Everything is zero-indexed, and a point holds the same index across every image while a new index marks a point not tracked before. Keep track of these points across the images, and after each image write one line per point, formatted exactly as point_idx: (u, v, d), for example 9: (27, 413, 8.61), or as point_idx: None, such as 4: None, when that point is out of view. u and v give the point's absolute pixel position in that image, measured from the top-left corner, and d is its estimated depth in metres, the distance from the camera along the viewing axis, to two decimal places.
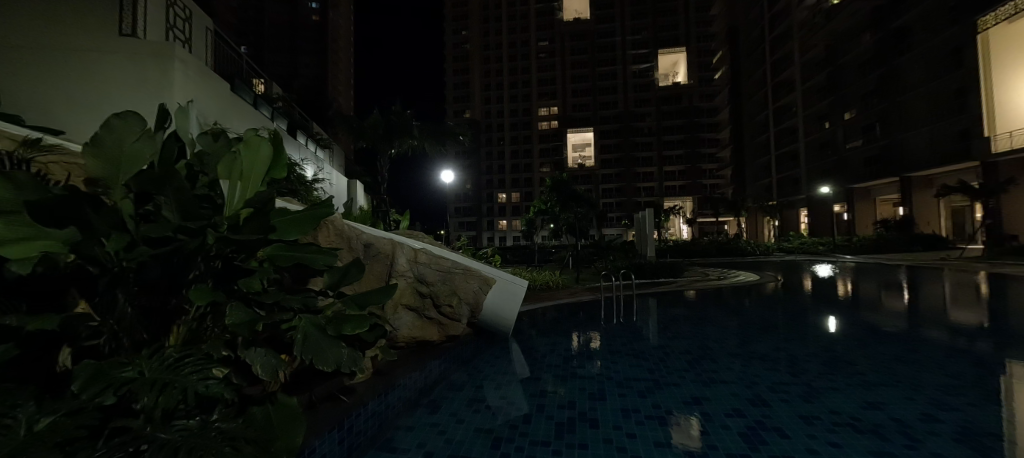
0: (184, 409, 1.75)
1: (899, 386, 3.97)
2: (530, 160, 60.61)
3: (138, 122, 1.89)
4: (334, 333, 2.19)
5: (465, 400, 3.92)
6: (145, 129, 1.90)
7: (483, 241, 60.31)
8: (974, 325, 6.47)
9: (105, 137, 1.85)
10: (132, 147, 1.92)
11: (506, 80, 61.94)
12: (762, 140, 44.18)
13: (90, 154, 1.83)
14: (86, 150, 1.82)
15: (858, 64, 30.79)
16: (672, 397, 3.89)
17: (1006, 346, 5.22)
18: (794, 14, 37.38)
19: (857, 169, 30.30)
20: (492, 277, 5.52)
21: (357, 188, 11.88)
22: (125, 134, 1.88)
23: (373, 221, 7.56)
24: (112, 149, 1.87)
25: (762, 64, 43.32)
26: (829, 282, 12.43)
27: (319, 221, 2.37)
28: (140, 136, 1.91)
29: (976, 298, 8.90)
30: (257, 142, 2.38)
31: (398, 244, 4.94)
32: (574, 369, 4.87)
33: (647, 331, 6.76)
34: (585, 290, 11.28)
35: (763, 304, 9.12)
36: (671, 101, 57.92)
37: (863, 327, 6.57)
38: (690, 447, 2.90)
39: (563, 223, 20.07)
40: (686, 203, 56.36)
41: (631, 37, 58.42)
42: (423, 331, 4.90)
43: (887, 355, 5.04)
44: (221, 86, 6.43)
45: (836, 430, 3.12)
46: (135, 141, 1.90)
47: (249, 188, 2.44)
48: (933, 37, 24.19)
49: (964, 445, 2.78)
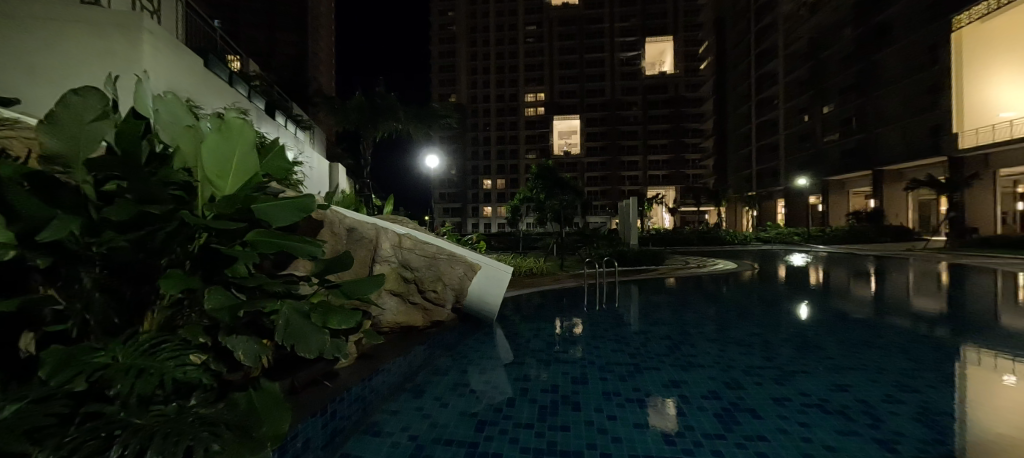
0: (160, 395, 1.67)
1: (864, 369, 4.20)
2: (516, 145, 60.11)
3: (91, 97, 1.76)
4: (321, 319, 2.18)
5: (450, 384, 3.96)
6: (102, 106, 1.80)
7: (467, 228, 60.15)
8: (936, 312, 6.83)
9: (54, 112, 1.72)
10: (87, 123, 1.80)
11: (493, 65, 61.07)
12: (744, 131, 45.03)
13: (42, 132, 1.73)
14: (43, 129, 1.74)
15: (837, 59, 31.31)
16: (653, 380, 4.02)
17: (961, 332, 5.55)
18: (779, 7, 37.90)
19: (834, 161, 31.10)
20: (478, 263, 5.51)
21: (338, 170, 11.86)
22: (85, 112, 1.77)
23: (357, 205, 7.46)
24: (67, 131, 1.78)
25: (747, 56, 43.92)
26: (802, 271, 12.91)
27: (303, 210, 2.30)
28: (99, 116, 1.81)
29: (937, 288, 9.33)
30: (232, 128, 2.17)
31: (382, 229, 4.86)
32: (557, 354, 4.95)
33: (629, 316, 6.96)
34: (569, 276, 11.48)
35: (739, 291, 9.45)
36: (658, 90, 58.23)
37: (831, 314, 6.89)
38: (666, 427, 3.03)
39: (549, 211, 20.25)
40: (669, 192, 57.11)
41: (620, 24, 58.22)
42: (408, 317, 4.96)
43: (854, 341, 5.28)
44: (193, 60, 6.12)
45: (805, 410, 3.28)
46: (92, 120, 1.80)
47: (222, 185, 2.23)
48: (911, 34, 24.66)
49: (922, 424, 2.97)
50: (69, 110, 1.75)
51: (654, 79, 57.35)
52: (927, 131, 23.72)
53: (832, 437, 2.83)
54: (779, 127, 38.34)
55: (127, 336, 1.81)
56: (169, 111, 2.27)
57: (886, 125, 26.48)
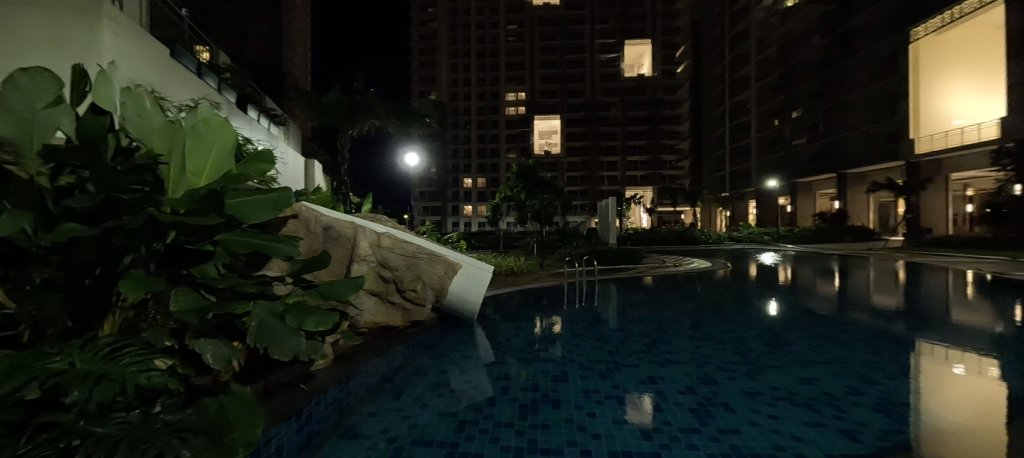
0: (121, 402, 1.57)
1: (829, 363, 4.39)
2: (496, 144, 60.01)
3: (45, 80, 1.69)
4: (297, 320, 2.12)
5: (431, 384, 3.92)
6: (57, 89, 1.72)
7: (447, 227, 59.68)
8: (893, 308, 7.24)
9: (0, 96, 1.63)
10: (39, 110, 1.71)
11: (474, 63, 60.76)
12: (718, 133, 46.38)
13: None
14: None
15: (804, 67, 32.67)
16: (631, 377, 4.08)
17: (916, 327, 5.89)
18: (752, 14, 39.16)
19: (802, 164, 32.42)
20: (458, 262, 5.52)
21: (315, 167, 11.57)
22: (36, 96, 1.69)
23: (332, 203, 7.25)
24: (18, 117, 1.68)
25: (721, 60, 45.23)
26: (771, 269, 13.43)
27: (278, 206, 2.25)
28: (54, 102, 1.73)
29: (894, 284, 9.90)
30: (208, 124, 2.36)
31: (360, 228, 4.80)
32: (537, 353, 4.98)
33: (607, 315, 7.07)
34: (549, 275, 11.57)
35: (712, 289, 9.76)
36: (636, 92, 59.27)
37: (798, 310, 7.20)
38: (644, 422, 3.09)
39: (530, 210, 20.35)
40: (647, 193, 58.28)
41: (599, 26, 58.94)
42: (386, 317, 4.88)
43: (819, 336, 5.52)
44: (158, 50, 5.84)
45: (775, 404, 3.40)
46: (47, 105, 1.72)
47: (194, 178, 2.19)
48: (873, 44, 25.93)
49: (883, 414, 3.13)
50: (22, 95, 1.67)
51: (632, 81, 58.36)
52: (886, 136, 25.00)
53: (802, 429, 2.95)
54: (752, 130, 39.66)
55: (83, 339, 1.70)
56: (135, 105, 2.13)
57: (849, 130, 27.77)
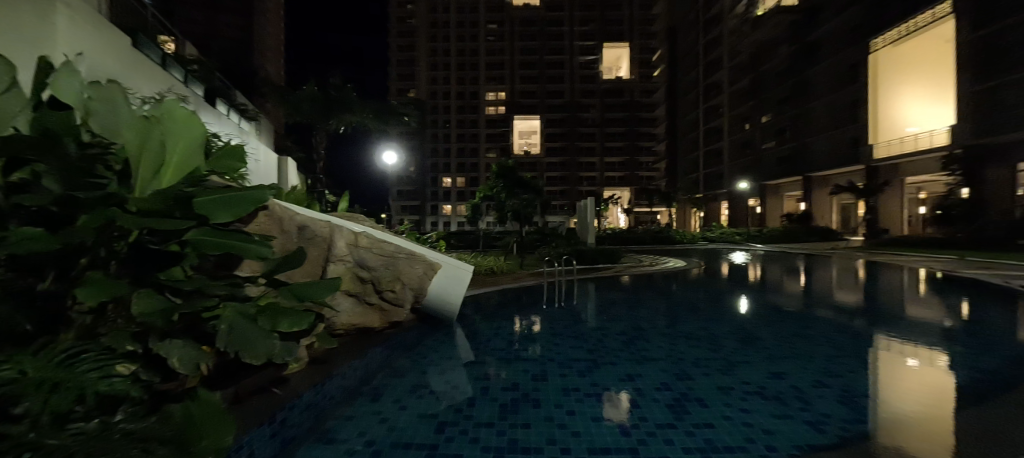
0: (78, 411, 1.46)
1: (796, 358, 4.60)
2: (476, 144, 59.78)
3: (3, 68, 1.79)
4: (270, 321, 2.06)
5: (409, 386, 3.87)
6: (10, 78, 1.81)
7: (426, 226, 59.04)
8: (854, 304, 7.64)
9: None
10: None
11: (453, 61, 60.39)
12: (693, 136, 47.72)
13: None
14: None
15: (773, 73, 34.02)
16: (609, 375, 4.16)
17: (874, 322, 6.24)
18: (725, 22, 40.49)
19: (770, 166, 33.75)
20: (438, 262, 5.43)
21: (289, 165, 11.24)
22: None
23: (308, 202, 7.05)
24: None
25: (696, 65, 46.54)
26: (742, 268, 13.95)
27: (249, 204, 2.15)
28: (9, 88, 1.82)
29: (855, 282, 10.45)
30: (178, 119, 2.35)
31: (336, 227, 4.69)
32: (517, 352, 5.00)
33: (586, 313, 7.17)
34: (529, 274, 11.63)
35: (687, 287, 10.05)
36: (614, 94, 60.25)
37: (767, 307, 7.51)
38: (621, 419, 3.14)
39: (509, 210, 20.37)
40: (624, 193, 59.34)
41: (579, 28, 59.65)
42: (363, 318, 4.89)
43: (787, 331, 5.77)
44: (119, 39, 5.55)
45: (746, 397, 3.53)
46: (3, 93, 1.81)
47: (163, 180, 2.24)
48: (836, 53, 27.23)
49: (845, 406, 3.30)
50: None
51: (610, 84, 59.30)
52: (848, 141, 26.35)
53: (770, 421, 3.08)
54: (724, 133, 40.97)
55: (33, 344, 1.58)
56: (104, 99, 2.10)
57: (814, 135, 29.10)
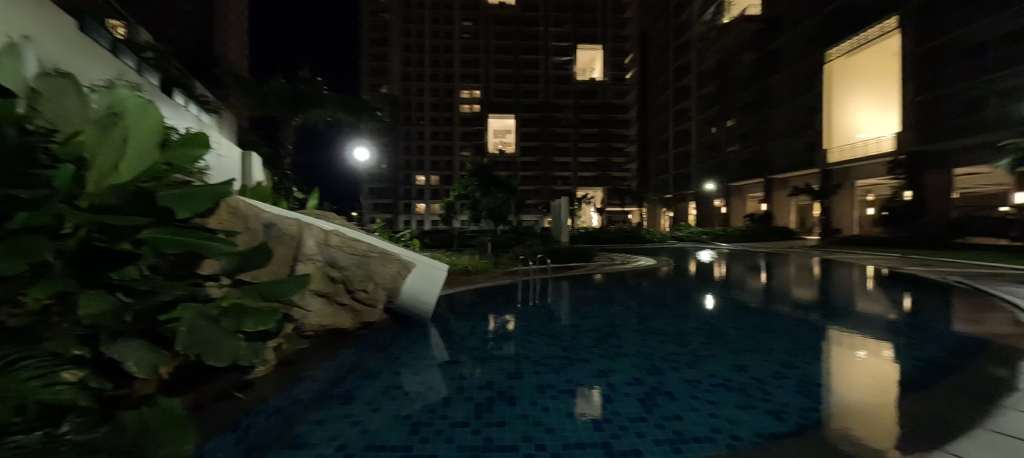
0: (17, 423, 1.33)
1: (758, 351, 4.83)
2: (450, 142, 59.19)
3: None
4: (233, 323, 1.97)
5: (382, 388, 3.79)
6: None
7: (399, 224, 57.89)
8: (810, 300, 8.08)
9: None
10: None
11: (427, 58, 59.54)
12: (663, 138, 49.09)
13: None
14: None
15: (737, 79, 35.51)
16: (583, 371, 4.23)
17: (828, 316, 6.64)
18: (693, 28, 41.88)
19: (735, 169, 35.21)
20: (411, 261, 5.52)
21: (254, 160, 10.78)
22: None
23: (273, 199, 6.76)
24: None
25: (666, 69, 47.89)
26: (708, 266, 14.49)
27: (211, 199, 2.02)
28: None
29: (811, 279, 11.07)
30: (134, 110, 2.16)
31: (306, 225, 4.74)
32: (492, 351, 4.99)
33: (560, 312, 7.25)
34: (503, 273, 11.63)
35: (656, 285, 10.34)
36: (588, 96, 61.16)
37: (731, 303, 7.84)
38: (594, 414, 3.20)
39: (484, 208, 20.28)
40: (597, 193, 60.36)
41: (553, 29, 60.14)
42: (334, 319, 4.88)
43: (750, 326, 6.04)
44: (63, 21, 5.14)
45: (712, 390, 3.69)
46: None
47: (120, 175, 2.05)
48: (796, 62, 28.71)
49: (804, 395, 3.49)
50: None
51: (584, 85, 60.16)
52: (805, 146, 27.89)
53: (735, 411, 3.22)
54: (693, 136, 42.41)
55: None
56: (57, 92, 2.03)
57: (775, 140, 30.59)
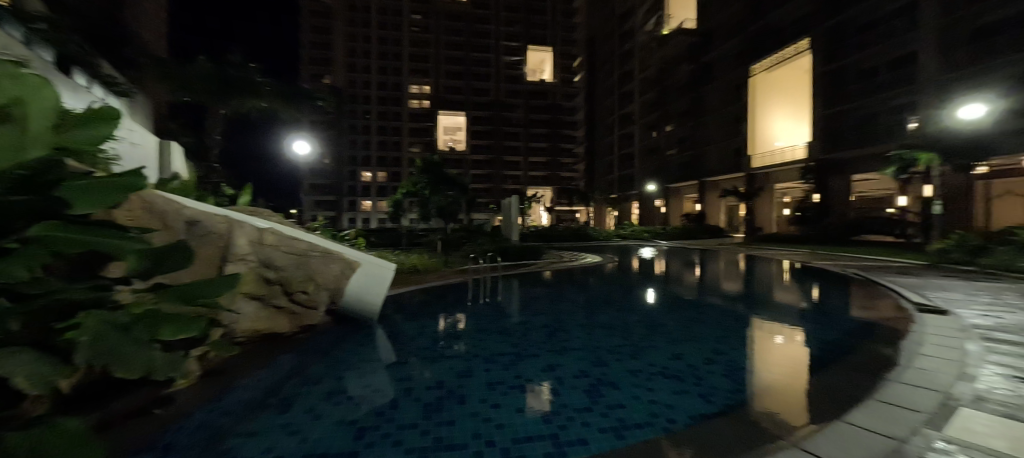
0: None
1: (691, 340, 5.22)
2: (399, 137, 57.40)
3: None
4: (147, 331, 1.76)
5: (324, 393, 3.62)
6: None
7: (343, 223, 54.98)
8: (737, 292, 8.86)
9: None
10: None
11: (374, 49, 57.33)
12: (609, 140, 51.19)
13: None
14: None
15: (675, 87, 37.98)
16: (532, 367, 4.30)
17: (752, 307, 7.31)
18: (636, 36, 44.14)
19: (673, 171, 37.60)
20: (356, 260, 5.29)
21: (174, 151, 9.79)
22: None
23: (198, 194, 6.17)
24: None
25: (611, 74, 50.02)
26: (648, 262, 15.37)
27: (123, 190, 1.77)
28: None
29: (737, 273, 12.15)
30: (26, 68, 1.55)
31: (238, 223, 4.44)
32: (442, 351, 4.92)
33: (510, 309, 7.33)
34: (453, 272, 11.52)
35: (601, 281, 10.81)
36: (538, 96, 62.20)
37: (670, 297, 8.38)
38: (543, 409, 3.27)
39: (433, 206, 19.95)
40: (547, 192, 61.63)
41: (504, 29, 60.45)
42: (270, 323, 4.66)
43: (686, 318, 6.51)
44: None
45: (652, 378, 3.92)
46: None
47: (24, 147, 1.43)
48: (726, 74, 31.25)
49: (729, 378, 3.84)
50: None
51: (534, 86, 61.08)
52: (733, 152, 30.50)
53: (671, 397, 3.46)
54: (636, 139, 44.72)
55: None
56: None
57: (708, 145, 33.13)
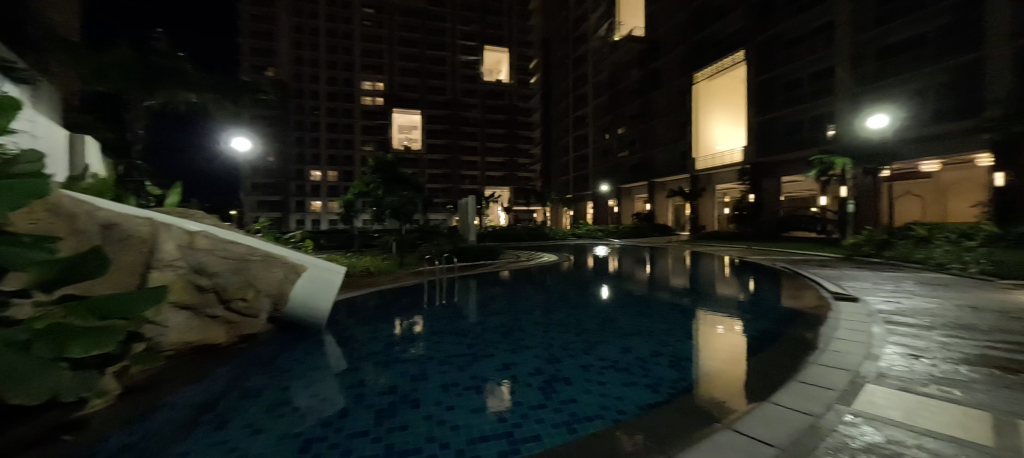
0: None
1: (640, 333, 5.49)
2: (350, 135, 55.14)
3: None
4: (54, 349, 1.59)
5: (267, 405, 3.41)
6: None
7: (290, 224, 51.85)
8: (683, 287, 9.40)
9: None
10: None
11: (323, 42, 54.70)
12: (564, 142, 52.31)
13: None
14: None
15: (626, 92, 39.60)
16: (488, 366, 4.32)
17: (696, 300, 7.79)
18: (589, 41, 45.50)
19: (625, 172, 39.15)
20: (302, 263, 5.06)
21: (89, 145, 9.24)
22: None
23: (117, 194, 5.57)
24: None
25: (566, 77, 51.21)
26: (602, 260, 15.88)
27: (26, 197, 1.59)
28: None
29: (684, 269, 12.87)
30: None
31: (164, 225, 4.10)
32: (396, 355, 4.80)
33: (467, 310, 7.30)
34: (409, 274, 11.25)
35: (557, 279, 11.03)
36: (495, 97, 62.32)
37: (622, 293, 8.72)
38: (499, 408, 3.29)
39: (387, 207, 19.37)
40: (504, 192, 61.87)
41: (460, 27, 59.95)
42: (203, 334, 4.31)
43: (637, 312, 6.82)
44: None
45: (603, 371, 4.08)
46: None
47: None
48: (672, 80, 33.04)
49: (674, 368, 4.07)
50: None
51: (491, 86, 61.12)
52: (679, 154, 32.30)
53: (621, 389, 3.61)
54: (590, 141, 46.09)
55: None
56: None
57: (656, 147, 34.83)
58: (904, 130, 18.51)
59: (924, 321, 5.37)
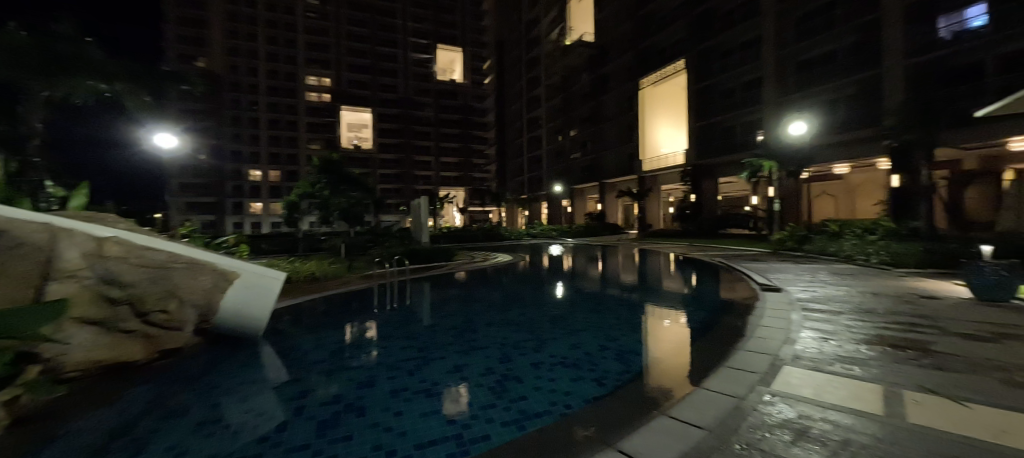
0: None
1: (589, 330, 5.67)
2: (294, 132, 52.00)
3: None
4: None
5: (193, 425, 3.15)
6: None
7: (226, 228, 47.89)
8: (632, 283, 9.81)
9: None
10: None
11: (262, 33, 51.15)
12: (519, 142, 52.76)
13: None
14: None
15: (578, 95, 40.71)
16: (440, 369, 4.27)
17: (643, 295, 8.19)
18: (542, 44, 46.24)
19: (578, 173, 40.24)
20: (232, 270, 4.81)
21: None
22: None
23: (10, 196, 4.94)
24: None
25: (520, 79, 51.69)
26: (556, 259, 16.19)
27: None
28: None
29: (633, 266, 13.43)
30: None
31: (66, 232, 3.88)
32: (344, 362, 4.60)
33: (420, 312, 7.16)
34: (358, 278, 10.81)
35: (512, 279, 11.10)
36: (449, 96, 61.56)
37: (574, 291, 8.95)
38: (454, 411, 3.25)
39: (335, 208, 18.49)
40: (460, 193, 61.28)
41: (412, 24, 58.63)
42: (117, 351, 3.91)
43: (588, 309, 7.03)
44: None
45: (553, 368, 4.18)
46: None
47: None
48: (621, 85, 34.42)
49: (619, 361, 4.26)
50: None
51: (444, 85, 60.32)
52: (628, 156, 33.70)
53: (569, 384, 3.71)
54: (544, 142, 46.86)
55: None
56: None
57: (607, 149, 36.11)
58: (820, 136, 20.61)
59: (835, 307, 6.02)
